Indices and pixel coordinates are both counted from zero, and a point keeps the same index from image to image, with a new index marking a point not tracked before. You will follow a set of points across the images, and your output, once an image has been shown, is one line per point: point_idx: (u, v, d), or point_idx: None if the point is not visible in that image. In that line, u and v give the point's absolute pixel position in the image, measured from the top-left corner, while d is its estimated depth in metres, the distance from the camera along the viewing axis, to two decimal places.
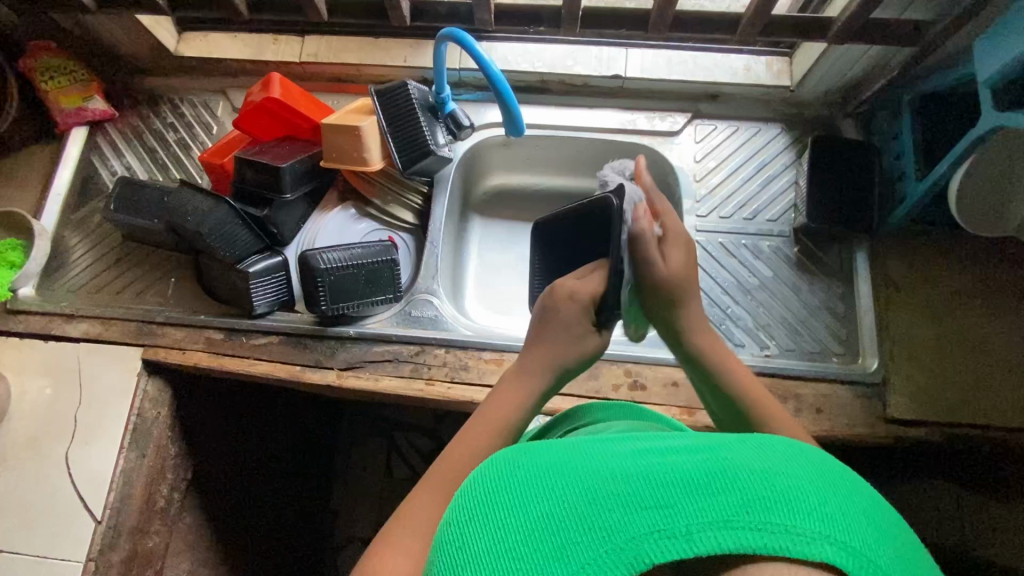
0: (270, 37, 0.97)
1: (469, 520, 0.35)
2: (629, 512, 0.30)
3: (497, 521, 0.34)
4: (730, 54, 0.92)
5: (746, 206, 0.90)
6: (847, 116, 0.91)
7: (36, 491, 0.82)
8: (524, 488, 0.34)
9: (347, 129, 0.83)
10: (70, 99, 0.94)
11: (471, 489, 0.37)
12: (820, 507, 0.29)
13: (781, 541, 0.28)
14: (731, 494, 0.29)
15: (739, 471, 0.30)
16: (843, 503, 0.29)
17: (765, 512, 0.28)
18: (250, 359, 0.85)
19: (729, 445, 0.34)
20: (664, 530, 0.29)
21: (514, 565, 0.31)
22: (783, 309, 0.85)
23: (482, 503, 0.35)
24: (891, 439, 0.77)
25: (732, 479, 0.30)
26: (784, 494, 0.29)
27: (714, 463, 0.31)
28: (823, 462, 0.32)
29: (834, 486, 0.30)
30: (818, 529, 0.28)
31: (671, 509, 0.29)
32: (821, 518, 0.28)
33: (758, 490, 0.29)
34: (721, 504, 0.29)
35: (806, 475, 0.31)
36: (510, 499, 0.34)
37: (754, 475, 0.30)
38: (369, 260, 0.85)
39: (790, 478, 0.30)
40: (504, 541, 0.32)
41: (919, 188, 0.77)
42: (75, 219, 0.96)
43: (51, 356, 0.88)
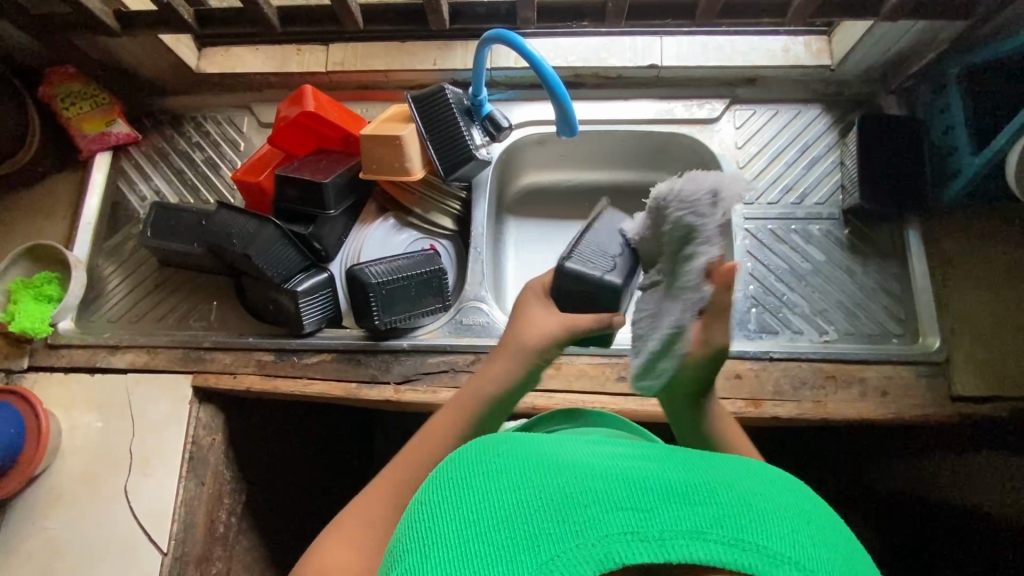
0: (292, 48, 0.95)
1: (450, 500, 0.36)
2: (608, 511, 0.32)
3: (472, 502, 0.35)
4: (766, 36, 0.90)
5: (793, 190, 0.89)
6: (890, 93, 0.90)
7: (98, 527, 0.81)
8: (503, 470, 0.36)
9: (387, 139, 0.81)
10: (93, 124, 0.93)
11: (449, 471, 0.38)
12: (786, 534, 0.33)
13: (754, 559, 0.31)
14: (709, 508, 0.33)
15: (719, 490, 0.34)
16: (803, 532, 0.34)
17: (740, 530, 0.32)
18: (303, 379, 0.84)
19: (704, 462, 0.37)
20: (641, 534, 0.32)
21: (487, 546, 0.32)
22: (839, 293, 0.84)
23: (463, 483, 0.36)
24: (961, 418, 0.77)
25: (709, 494, 0.34)
26: (762, 517, 0.33)
27: (694, 479, 0.35)
28: (788, 496, 0.36)
29: (797, 514, 0.35)
30: (782, 552, 0.32)
31: (650, 513, 0.32)
32: (788, 541, 0.32)
33: (732, 509, 0.33)
34: (698, 515, 0.32)
35: (773, 503, 0.35)
36: (486, 483, 0.35)
37: (731, 497, 0.34)
38: (416, 271, 0.83)
39: (759, 503, 0.34)
40: (478, 523, 0.33)
41: (975, 163, 0.77)
42: (108, 246, 0.94)
43: (99, 389, 0.86)
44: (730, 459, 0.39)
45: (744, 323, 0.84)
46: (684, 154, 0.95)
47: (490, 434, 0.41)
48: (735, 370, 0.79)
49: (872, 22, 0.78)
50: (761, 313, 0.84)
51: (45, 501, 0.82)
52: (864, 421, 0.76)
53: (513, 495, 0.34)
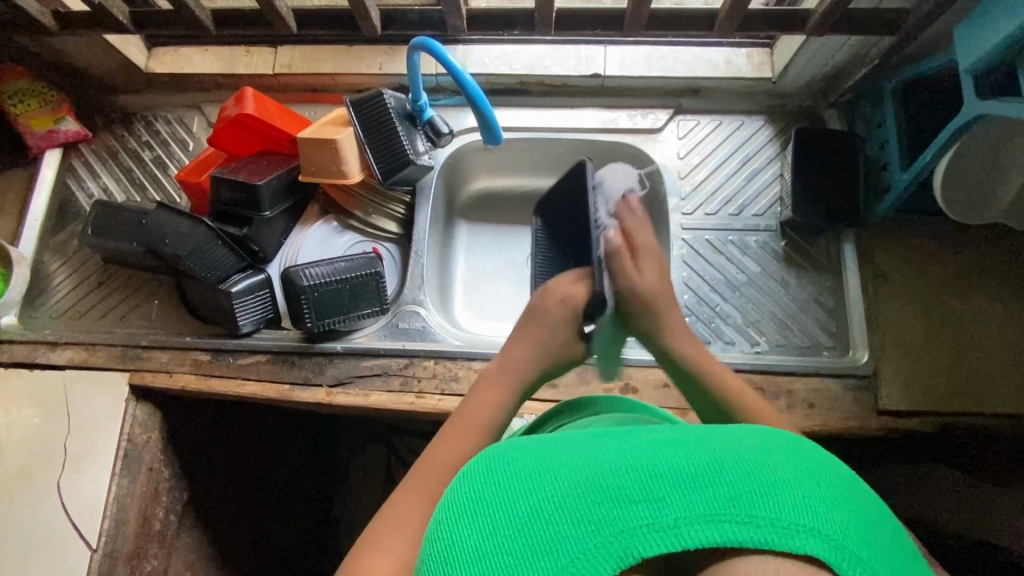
0: (241, 50, 0.95)
1: (462, 516, 0.37)
2: (619, 506, 0.33)
3: (489, 515, 0.36)
4: (709, 48, 0.91)
5: (732, 201, 0.90)
6: (831, 106, 0.91)
7: (28, 524, 0.81)
8: (520, 479, 0.37)
9: (322, 143, 0.81)
10: (42, 122, 0.93)
11: (464, 486, 0.39)
12: (797, 501, 0.33)
13: (767, 533, 0.31)
14: (717, 489, 0.33)
15: (727, 466, 0.34)
16: (816, 495, 0.33)
17: (749, 506, 0.32)
18: (238, 380, 0.84)
19: (709, 438, 0.37)
20: (654, 524, 0.32)
21: (503, 560, 0.33)
22: (772, 304, 0.85)
23: (475, 497, 0.38)
24: (886, 431, 0.77)
25: (718, 472, 0.34)
26: (772, 488, 0.33)
27: (702, 459, 0.35)
28: (799, 456, 0.36)
29: (806, 475, 0.35)
30: (794, 521, 0.32)
31: (661, 503, 0.33)
32: (803, 508, 0.32)
33: (738, 486, 0.33)
34: (707, 498, 0.33)
35: (783, 468, 0.35)
36: (501, 495, 0.37)
37: (737, 470, 0.34)
38: (353, 274, 0.84)
39: (769, 472, 0.34)
40: (495, 537, 0.35)
41: (903, 179, 0.77)
42: (55, 243, 0.95)
43: (37, 386, 0.87)
44: (740, 429, 0.39)
45: None
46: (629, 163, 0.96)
47: (501, 442, 0.42)
48: (664, 379, 0.80)
49: (805, 37, 0.79)
50: (694, 323, 0.84)
51: None
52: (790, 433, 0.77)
53: (522, 506, 0.35)
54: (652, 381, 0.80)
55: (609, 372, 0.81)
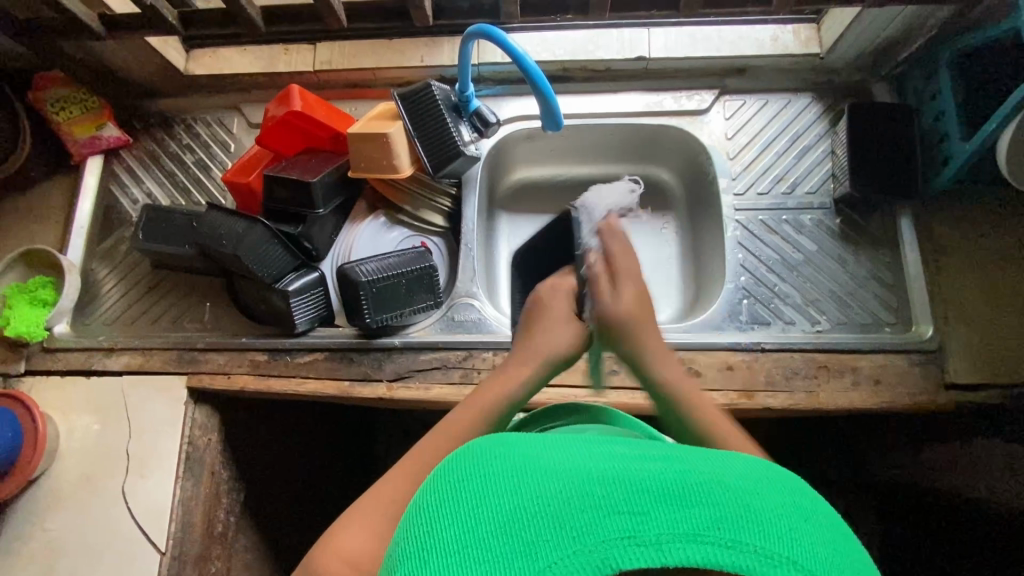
0: (280, 48, 0.95)
1: (441, 504, 0.35)
2: (601, 515, 0.32)
3: (470, 508, 0.34)
4: (755, 26, 0.90)
5: (783, 180, 0.89)
6: (881, 80, 0.89)
7: (96, 528, 0.81)
8: (498, 471, 0.35)
9: (373, 137, 0.81)
10: (84, 128, 0.93)
11: (445, 474, 0.37)
12: (781, 533, 0.31)
13: (750, 560, 0.30)
14: (705, 509, 0.31)
15: (713, 487, 0.33)
16: (797, 526, 0.32)
17: (734, 532, 0.31)
18: (297, 378, 0.84)
19: (697, 458, 0.36)
20: (636, 538, 0.31)
21: (479, 558, 0.31)
22: (830, 282, 0.84)
23: (455, 490, 0.35)
24: (954, 405, 0.76)
25: (704, 492, 0.32)
26: (757, 516, 0.32)
27: (691, 477, 0.33)
28: (784, 484, 0.35)
29: (788, 502, 0.33)
30: (778, 552, 0.31)
31: (646, 517, 0.31)
32: (787, 541, 0.31)
33: (726, 509, 0.31)
34: (692, 518, 0.31)
35: (768, 495, 0.33)
36: (483, 489, 0.34)
37: (725, 491, 0.33)
38: (407, 268, 0.84)
39: (755, 498, 0.33)
40: (474, 531, 0.32)
41: (966, 149, 0.76)
42: (102, 250, 0.95)
43: (96, 392, 0.87)
44: (729, 456, 0.37)
45: (735, 314, 0.83)
46: (674, 146, 0.95)
47: (486, 435, 0.40)
48: (727, 361, 0.79)
49: (859, 8, 0.78)
50: (753, 305, 0.84)
51: (44, 504, 0.83)
52: (856, 410, 0.76)
53: (502, 500, 0.33)
54: (715, 363, 0.79)
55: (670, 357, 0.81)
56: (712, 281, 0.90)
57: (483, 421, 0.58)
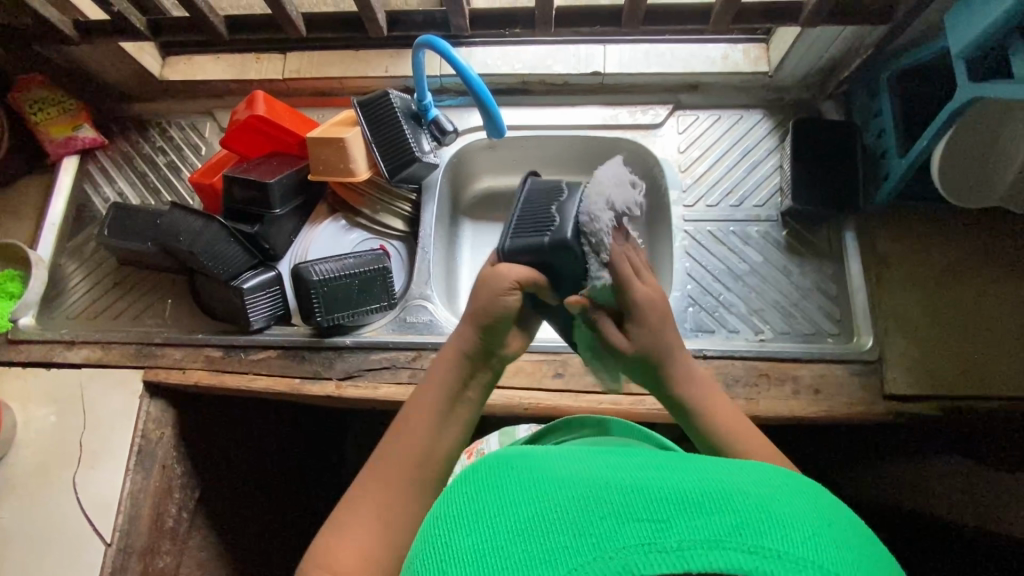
0: (252, 56, 0.99)
1: (464, 515, 0.36)
2: (621, 523, 0.31)
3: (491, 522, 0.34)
4: (706, 44, 0.93)
5: (733, 193, 0.91)
6: (828, 98, 0.92)
7: (45, 517, 0.82)
8: (517, 489, 0.36)
9: (330, 141, 0.84)
10: (61, 129, 0.97)
11: (468, 489, 0.38)
12: (803, 538, 0.31)
13: (774, 565, 0.29)
14: (725, 516, 0.31)
15: (732, 496, 0.32)
16: (823, 537, 0.32)
17: (755, 536, 0.30)
18: (249, 374, 0.86)
19: (718, 468, 0.36)
20: (655, 544, 0.30)
21: (497, 563, 0.32)
22: (775, 293, 0.85)
23: (474, 504, 0.36)
24: (892, 416, 0.77)
25: (726, 502, 0.32)
26: (777, 521, 0.31)
27: (710, 486, 0.33)
28: (808, 499, 0.34)
29: (809, 515, 0.33)
30: (802, 556, 0.30)
31: (666, 524, 0.31)
32: (810, 546, 0.31)
33: (746, 516, 0.31)
34: (716, 524, 0.31)
35: (791, 507, 0.33)
36: (506, 500, 0.35)
37: (747, 503, 0.32)
38: (361, 269, 0.86)
39: (778, 509, 0.32)
40: (493, 539, 0.33)
41: (901, 164, 0.78)
42: (71, 246, 0.98)
43: (54, 384, 0.89)
44: (751, 466, 0.38)
45: (681, 322, 0.85)
46: (630, 158, 0.98)
47: (511, 453, 0.41)
48: None
49: (799, 29, 0.81)
50: (698, 313, 0.85)
51: None
52: (796, 418, 0.77)
53: (517, 514, 0.34)
54: None
55: None
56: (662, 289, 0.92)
57: (422, 454, 0.55)
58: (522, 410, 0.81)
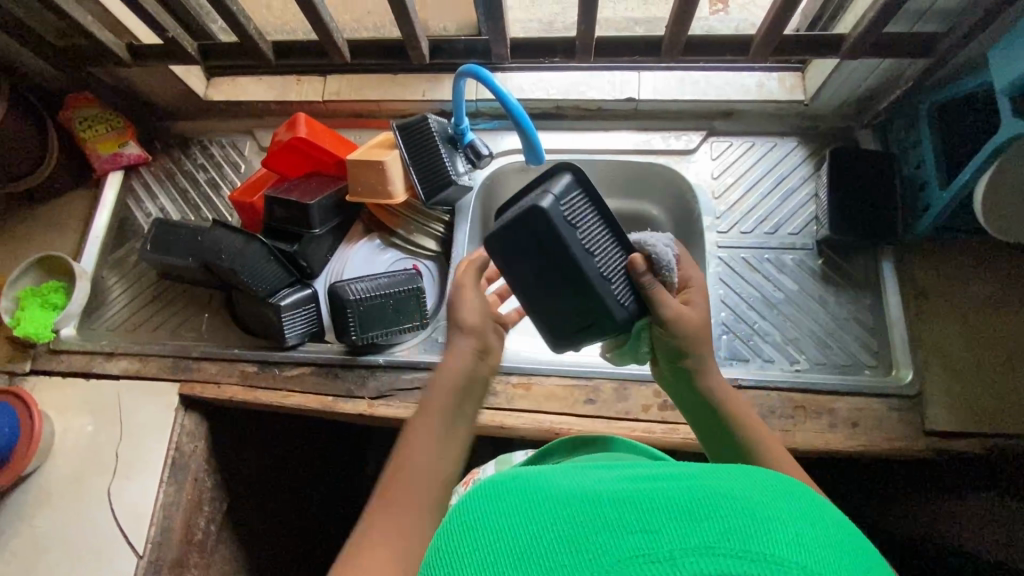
0: (293, 79, 1.01)
1: (469, 543, 0.36)
2: (613, 536, 0.32)
3: (493, 546, 0.35)
4: (742, 72, 0.94)
5: (767, 220, 0.91)
6: (864, 127, 0.92)
7: (80, 527, 0.84)
8: (509, 504, 0.37)
9: (371, 164, 0.85)
10: (107, 145, 0.99)
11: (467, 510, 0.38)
12: (791, 539, 0.31)
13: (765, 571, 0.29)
14: (712, 522, 0.31)
15: (719, 501, 0.33)
16: (812, 537, 0.31)
17: (744, 542, 0.30)
18: (283, 391, 0.87)
19: (704, 474, 0.36)
20: (647, 555, 0.30)
21: None
22: (811, 322, 0.85)
23: (474, 527, 0.37)
24: (933, 453, 0.76)
25: (713, 508, 0.32)
26: (764, 523, 0.31)
27: (696, 492, 0.33)
28: (794, 496, 0.34)
29: (801, 515, 0.33)
30: (792, 558, 0.30)
31: (656, 533, 0.31)
32: (799, 548, 0.30)
33: (732, 520, 0.31)
34: (703, 530, 0.31)
35: (779, 508, 0.33)
36: (504, 522, 0.36)
37: (733, 506, 0.32)
38: (396, 289, 0.87)
39: (767, 511, 0.32)
40: (496, 563, 0.34)
41: (944, 197, 0.77)
42: (113, 259, 1.00)
43: (92, 394, 0.90)
44: (738, 468, 0.38)
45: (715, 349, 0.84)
46: (663, 184, 0.98)
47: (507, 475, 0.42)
48: None
49: (838, 60, 0.81)
50: (732, 341, 0.84)
51: (33, 501, 0.86)
52: (832, 452, 0.76)
53: (513, 536, 0.35)
54: None
55: (646, 389, 0.81)
56: None
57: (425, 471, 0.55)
58: (553, 435, 0.80)
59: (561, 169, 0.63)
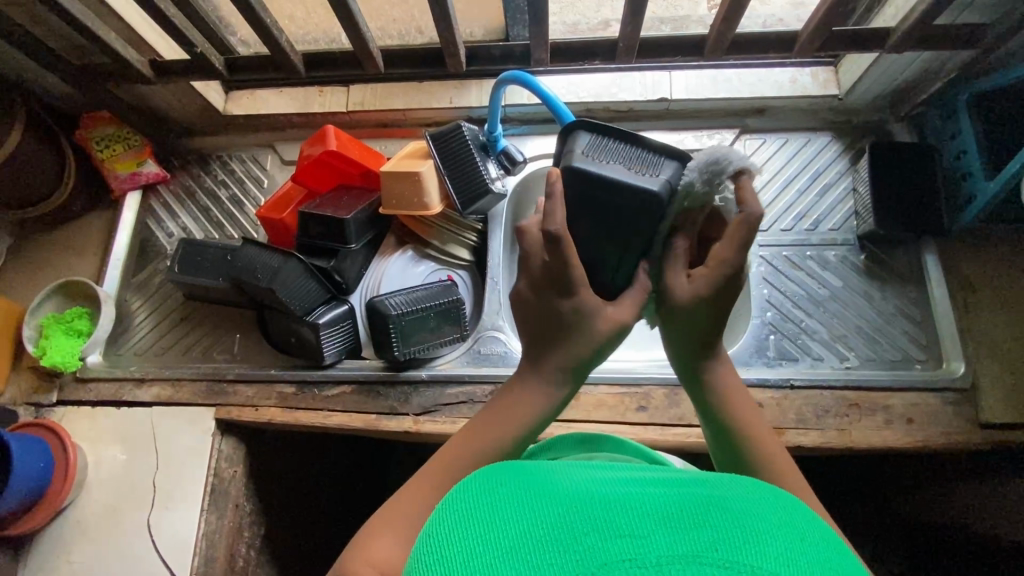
0: (315, 90, 0.99)
1: (454, 532, 0.31)
2: (604, 538, 0.28)
3: (477, 537, 0.30)
4: (773, 69, 0.93)
5: (806, 217, 0.90)
6: (899, 120, 0.91)
7: (120, 561, 0.81)
8: (490, 489, 0.34)
9: (406, 175, 0.83)
10: (125, 165, 0.97)
11: (459, 501, 0.34)
12: (783, 553, 0.28)
13: None
14: (703, 532, 0.28)
15: (711, 509, 0.30)
16: (806, 554, 0.28)
17: (734, 552, 0.27)
18: (324, 411, 0.84)
19: (697, 483, 0.34)
20: (636, 560, 0.27)
21: None
22: (857, 318, 0.84)
23: (462, 515, 0.32)
24: (991, 445, 0.75)
25: (704, 516, 0.29)
26: (755, 536, 0.28)
27: (688, 501, 0.31)
28: (785, 507, 0.32)
29: (794, 528, 0.30)
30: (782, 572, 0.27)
31: (645, 539, 0.28)
32: (792, 565, 0.28)
33: (724, 529, 0.29)
34: (694, 539, 0.28)
35: (772, 519, 0.30)
36: (496, 510, 0.32)
37: (725, 515, 0.30)
38: (433, 302, 0.84)
39: (760, 524, 0.30)
40: (481, 556, 0.29)
41: (990, 187, 0.76)
42: (136, 282, 0.97)
43: (124, 423, 0.87)
44: (729, 479, 0.35)
45: (763, 349, 0.83)
46: None
47: (497, 466, 0.37)
48: (757, 399, 0.78)
49: (877, 54, 0.81)
50: (779, 340, 0.84)
51: (70, 537, 0.83)
52: (890, 450, 0.75)
53: (499, 527, 0.30)
54: None
55: None
56: (736, 313, 0.91)
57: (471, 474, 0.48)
58: None
59: (669, 155, 0.53)
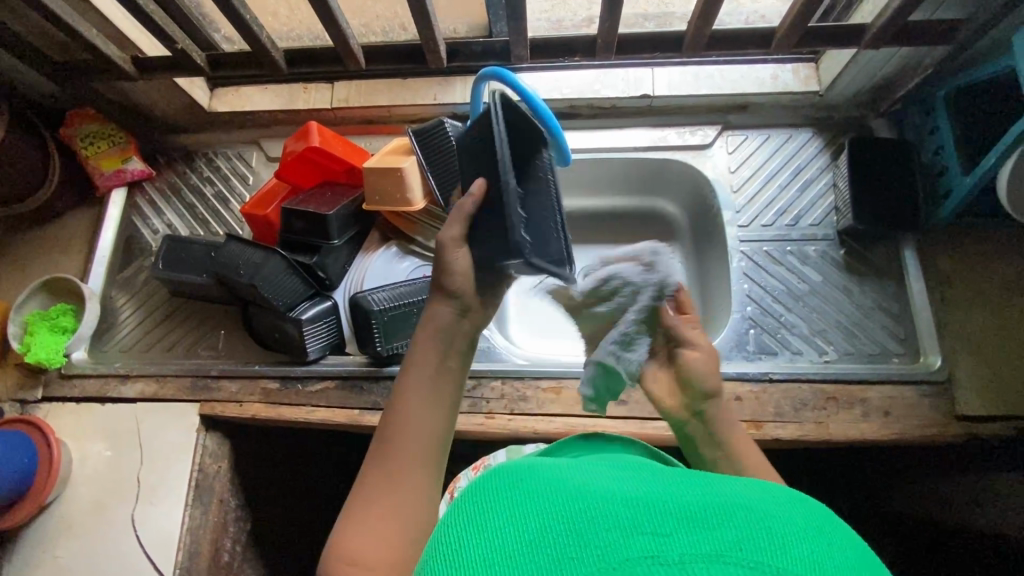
0: (300, 87, 0.99)
1: (477, 527, 0.32)
2: (626, 534, 0.29)
3: (500, 531, 0.31)
4: (755, 65, 0.93)
5: (787, 212, 0.91)
6: (879, 116, 0.92)
7: (104, 555, 0.81)
8: (513, 482, 0.34)
9: (388, 172, 0.84)
10: (110, 162, 0.97)
11: (479, 495, 0.35)
12: (805, 555, 0.28)
13: None
14: (727, 532, 0.29)
15: (734, 511, 0.30)
16: (827, 556, 0.29)
17: (757, 552, 0.28)
18: (307, 407, 0.85)
19: (718, 482, 0.34)
20: (658, 557, 0.28)
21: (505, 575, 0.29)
22: (836, 312, 0.85)
23: (483, 509, 0.33)
24: (966, 437, 0.76)
25: (727, 516, 0.30)
26: (778, 538, 0.29)
27: (711, 500, 0.31)
28: (806, 509, 0.32)
29: (816, 532, 0.30)
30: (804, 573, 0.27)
31: (669, 537, 0.28)
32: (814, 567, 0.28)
33: (747, 530, 0.29)
34: (717, 538, 0.28)
35: (794, 520, 0.30)
36: (518, 505, 0.32)
37: (748, 516, 0.30)
38: (416, 298, 0.85)
39: (782, 524, 0.30)
40: (504, 549, 0.30)
41: (966, 182, 0.77)
42: (121, 279, 0.98)
43: (109, 419, 0.88)
44: (751, 481, 0.35)
45: (743, 344, 0.84)
46: (679, 179, 0.98)
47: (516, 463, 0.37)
48: (736, 392, 0.79)
49: (856, 50, 0.81)
50: (760, 335, 0.84)
51: (55, 531, 0.83)
52: (866, 443, 0.76)
53: (522, 522, 0.31)
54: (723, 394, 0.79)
55: None
56: (717, 308, 0.92)
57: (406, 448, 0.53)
58: None
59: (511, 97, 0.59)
